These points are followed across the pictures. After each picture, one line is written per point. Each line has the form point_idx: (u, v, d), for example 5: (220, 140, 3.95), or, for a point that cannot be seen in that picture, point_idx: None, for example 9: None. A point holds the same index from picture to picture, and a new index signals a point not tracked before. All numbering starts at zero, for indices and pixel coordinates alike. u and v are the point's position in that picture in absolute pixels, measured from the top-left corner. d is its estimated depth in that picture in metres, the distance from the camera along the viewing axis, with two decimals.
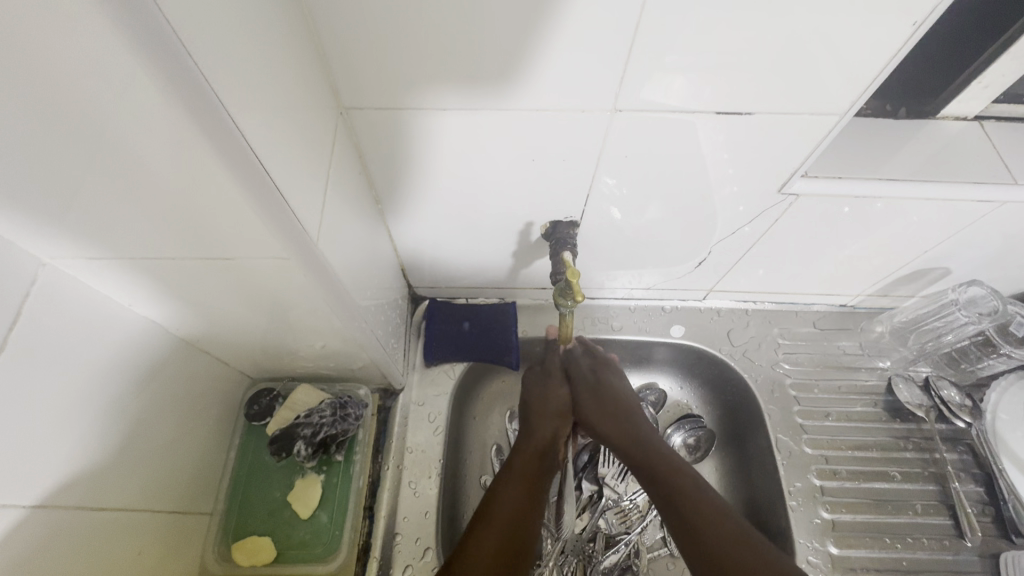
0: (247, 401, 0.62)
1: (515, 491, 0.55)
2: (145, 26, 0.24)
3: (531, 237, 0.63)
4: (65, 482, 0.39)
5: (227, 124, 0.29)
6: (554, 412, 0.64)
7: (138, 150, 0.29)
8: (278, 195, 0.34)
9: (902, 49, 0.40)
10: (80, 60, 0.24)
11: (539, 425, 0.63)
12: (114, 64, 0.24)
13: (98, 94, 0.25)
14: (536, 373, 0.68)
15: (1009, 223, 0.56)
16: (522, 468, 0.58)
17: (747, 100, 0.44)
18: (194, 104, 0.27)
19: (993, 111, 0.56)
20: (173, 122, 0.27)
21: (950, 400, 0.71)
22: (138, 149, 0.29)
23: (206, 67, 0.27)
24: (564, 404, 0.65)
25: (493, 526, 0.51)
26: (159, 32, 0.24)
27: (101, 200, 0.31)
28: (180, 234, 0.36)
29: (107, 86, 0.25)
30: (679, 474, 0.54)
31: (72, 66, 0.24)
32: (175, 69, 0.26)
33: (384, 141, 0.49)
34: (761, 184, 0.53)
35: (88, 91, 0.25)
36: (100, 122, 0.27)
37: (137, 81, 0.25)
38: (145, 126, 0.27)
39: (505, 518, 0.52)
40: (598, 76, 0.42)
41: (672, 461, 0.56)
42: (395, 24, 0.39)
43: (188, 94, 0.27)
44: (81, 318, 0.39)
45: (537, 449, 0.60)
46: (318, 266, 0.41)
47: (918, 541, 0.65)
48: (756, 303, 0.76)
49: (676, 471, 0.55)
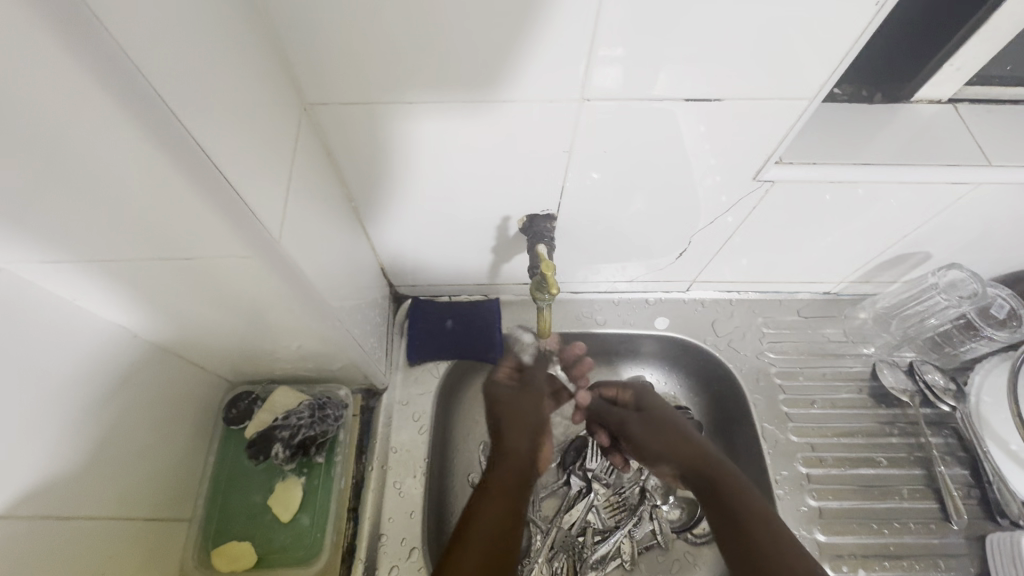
0: (227, 404, 0.61)
1: (501, 508, 0.58)
2: (94, 47, 0.24)
3: (510, 232, 0.62)
4: (31, 493, 0.38)
5: (188, 142, 0.29)
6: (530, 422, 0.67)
7: (88, 156, 0.28)
8: (242, 202, 0.34)
9: (871, 28, 0.39)
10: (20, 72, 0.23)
11: (515, 437, 0.66)
12: (57, 78, 0.24)
13: (46, 108, 0.25)
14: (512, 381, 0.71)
15: (987, 205, 0.56)
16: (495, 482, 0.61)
17: (719, 87, 0.44)
18: (149, 119, 0.27)
19: (968, 93, 0.56)
20: (127, 134, 0.27)
21: (934, 384, 0.71)
22: (88, 155, 0.28)
23: (158, 82, 0.27)
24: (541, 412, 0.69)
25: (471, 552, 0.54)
26: (107, 50, 0.24)
27: (52, 206, 0.30)
28: (139, 236, 0.35)
29: (57, 103, 0.25)
30: (749, 504, 0.58)
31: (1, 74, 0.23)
32: (129, 87, 0.26)
33: (352, 138, 0.49)
34: (736, 170, 0.53)
35: (31, 103, 0.24)
36: (45, 133, 0.26)
37: (88, 97, 0.25)
38: (87, 123, 0.26)
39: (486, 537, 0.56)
40: (568, 68, 0.42)
41: (723, 483, 0.60)
42: (358, 23, 0.38)
43: (148, 115, 0.27)
44: (39, 327, 0.38)
45: (511, 461, 0.64)
46: (284, 266, 0.40)
47: (905, 526, 0.65)
48: (741, 293, 0.76)
49: (727, 499, 0.59)
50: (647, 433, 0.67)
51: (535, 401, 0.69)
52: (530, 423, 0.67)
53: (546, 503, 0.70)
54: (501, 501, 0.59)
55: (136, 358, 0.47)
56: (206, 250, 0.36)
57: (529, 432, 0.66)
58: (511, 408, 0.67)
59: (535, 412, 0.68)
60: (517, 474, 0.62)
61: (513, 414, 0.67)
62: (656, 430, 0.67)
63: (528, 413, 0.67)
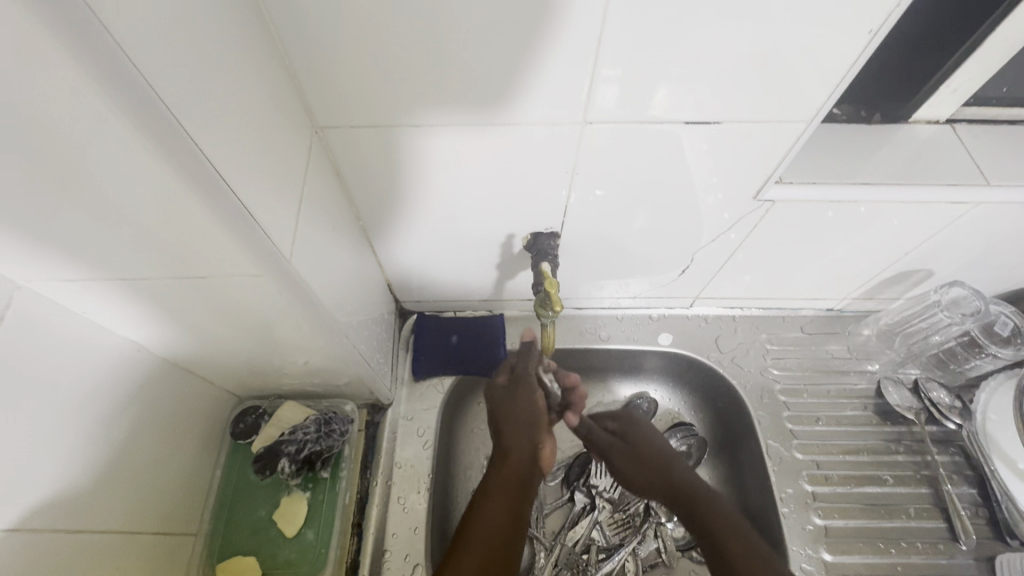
0: (234, 419, 0.62)
1: (498, 510, 0.53)
2: (115, 72, 0.25)
3: (514, 249, 0.63)
4: (43, 506, 0.39)
5: (199, 158, 0.30)
6: (527, 416, 0.62)
7: (106, 178, 0.29)
8: (250, 217, 0.35)
9: (864, 55, 0.40)
10: (42, 98, 0.24)
11: (512, 436, 0.61)
12: (77, 103, 0.25)
13: (68, 133, 0.26)
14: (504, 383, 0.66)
15: (987, 224, 0.57)
16: (495, 487, 0.55)
17: (718, 110, 0.45)
18: (163, 140, 0.28)
19: (964, 114, 0.57)
20: (143, 155, 0.28)
21: (939, 402, 0.71)
22: (106, 177, 0.29)
23: (174, 105, 0.28)
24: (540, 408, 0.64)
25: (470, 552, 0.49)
26: (125, 73, 0.25)
27: (73, 225, 0.32)
28: (154, 255, 0.36)
29: (76, 127, 0.26)
30: (716, 505, 0.56)
31: (25, 99, 0.24)
32: (144, 109, 0.27)
33: (360, 159, 0.50)
34: (738, 189, 0.54)
35: (54, 129, 0.26)
36: (66, 157, 0.27)
37: (106, 121, 0.26)
38: (108, 149, 0.28)
39: (489, 536, 0.51)
40: (571, 92, 0.43)
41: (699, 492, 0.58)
42: (368, 50, 0.40)
43: (163, 136, 0.28)
44: (57, 344, 0.39)
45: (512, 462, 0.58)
46: (293, 282, 0.41)
47: (913, 546, 0.64)
48: (744, 309, 0.76)
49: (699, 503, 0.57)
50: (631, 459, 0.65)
51: (529, 396, 0.64)
52: (527, 422, 0.62)
53: (551, 520, 0.70)
54: (501, 504, 0.54)
55: (148, 373, 0.48)
56: (217, 267, 0.37)
57: (530, 427, 0.62)
58: (510, 406, 0.63)
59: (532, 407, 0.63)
60: (517, 481, 0.57)
61: (512, 412, 0.63)
62: (641, 458, 0.64)
63: (526, 410, 0.63)
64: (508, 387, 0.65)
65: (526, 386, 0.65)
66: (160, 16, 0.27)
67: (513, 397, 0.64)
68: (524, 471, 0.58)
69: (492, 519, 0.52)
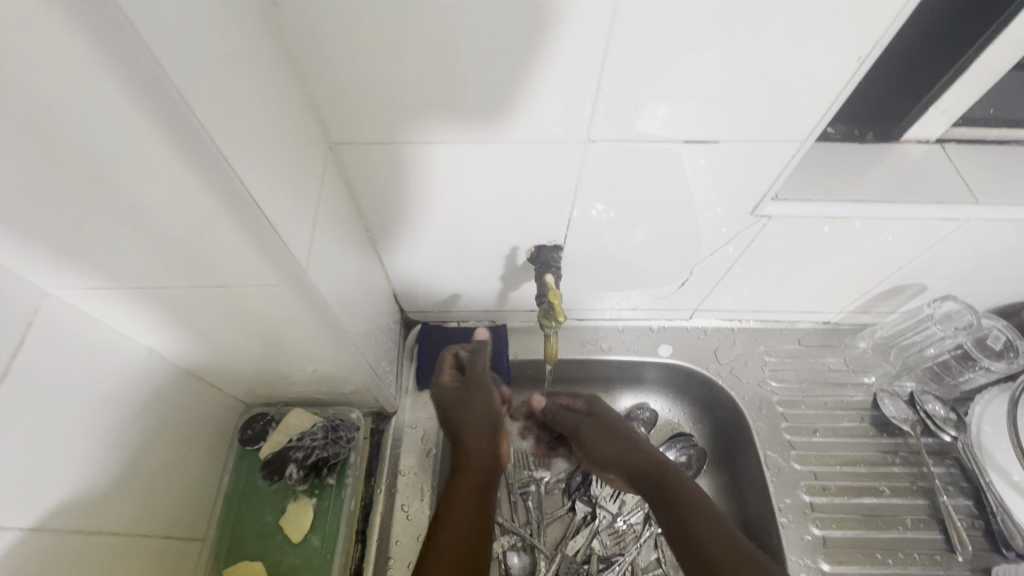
0: (242, 425, 0.63)
1: (468, 504, 0.53)
2: (159, 96, 0.26)
3: (518, 262, 0.65)
4: (62, 507, 0.40)
5: (227, 173, 0.32)
6: (483, 416, 0.63)
7: (144, 194, 0.31)
8: (271, 228, 0.36)
9: (855, 78, 0.42)
10: (95, 118, 0.26)
11: (470, 435, 0.61)
12: (124, 124, 0.27)
13: (112, 152, 0.28)
14: (452, 382, 0.67)
15: (978, 240, 0.58)
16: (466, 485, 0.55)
17: (714, 129, 0.47)
18: (198, 157, 0.30)
19: (953, 134, 0.59)
20: (181, 170, 0.30)
21: (934, 414, 0.72)
22: (144, 193, 0.31)
23: (212, 129, 0.30)
24: (493, 407, 0.64)
25: (446, 539, 0.49)
26: (170, 99, 0.27)
27: (105, 235, 0.33)
28: (175, 264, 0.37)
29: (122, 146, 0.28)
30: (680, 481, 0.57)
31: (80, 118, 0.26)
32: (183, 130, 0.28)
33: (371, 174, 0.52)
34: (736, 205, 0.55)
35: (102, 146, 0.27)
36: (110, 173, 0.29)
37: (149, 140, 0.28)
38: (151, 172, 0.30)
39: (462, 534, 0.50)
40: (573, 111, 0.45)
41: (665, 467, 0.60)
42: (380, 70, 0.42)
43: (198, 155, 0.30)
44: (79, 350, 0.41)
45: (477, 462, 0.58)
46: (307, 291, 0.43)
47: (910, 556, 0.65)
48: (742, 322, 0.78)
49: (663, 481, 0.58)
50: (594, 435, 0.66)
51: (482, 396, 0.64)
52: (485, 427, 0.62)
53: (551, 529, 0.70)
54: (468, 496, 0.54)
55: (164, 379, 0.49)
56: (238, 277, 0.39)
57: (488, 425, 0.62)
58: (460, 405, 0.64)
59: (484, 406, 0.64)
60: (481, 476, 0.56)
61: (462, 410, 0.63)
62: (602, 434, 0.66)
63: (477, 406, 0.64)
64: (456, 385, 0.66)
65: (478, 381, 0.66)
66: (200, 44, 0.29)
67: (463, 395, 0.64)
68: (488, 469, 0.57)
69: (461, 513, 0.52)
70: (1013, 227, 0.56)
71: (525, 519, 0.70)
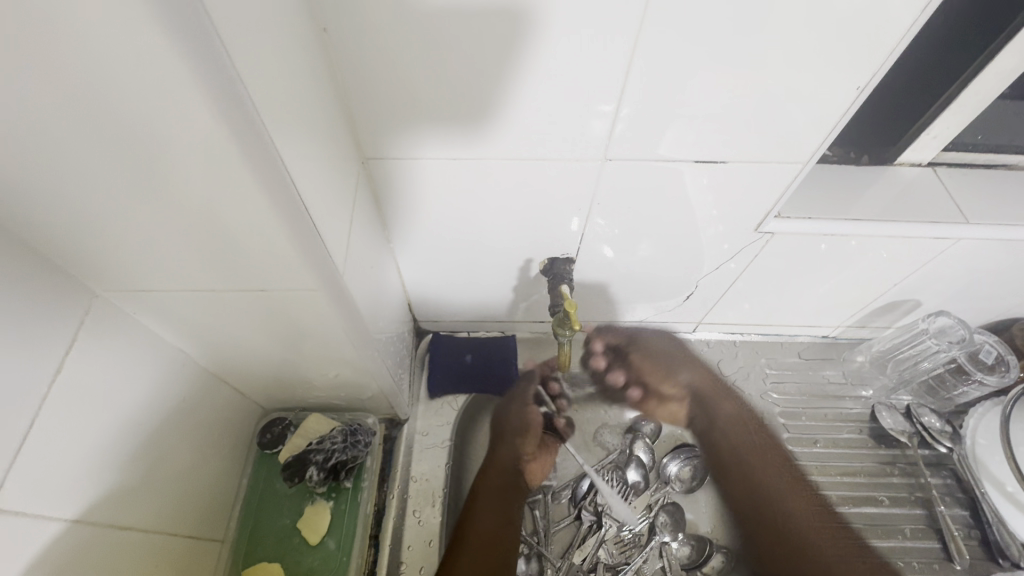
0: (259, 430, 0.65)
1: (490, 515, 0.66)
2: (234, 108, 0.28)
3: (531, 273, 0.67)
4: (97, 500, 0.41)
5: (286, 182, 0.33)
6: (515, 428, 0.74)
7: (206, 201, 0.33)
8: (317, 236, 0.38)
9: (853, 106, 0.46)
10: (176, 127, 0.28)
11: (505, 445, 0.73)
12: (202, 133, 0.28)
13: (186, 158, 0.30)
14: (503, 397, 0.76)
15: (968, 258, 0.61)
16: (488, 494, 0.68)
17: (721, 150, 0.50)
18: (261, 167, 0.31)
19: (944, 158, 0.62)
20: (244, 178, 0.31)
21: (930, 426, 0.74)
22: (207, 200, 0.33)
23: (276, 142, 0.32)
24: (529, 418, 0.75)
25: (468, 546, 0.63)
26: (245, 111, 0.29)
27: (163, 238, 0.35)
28: (222, 269, 0.39)
29: (195, 152, 0.29)
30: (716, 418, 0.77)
31: (162, 127, 0.28)
32: (252, 139, 0.30)
33: (397, 188, 0.55)
34: (739, 223, 0.58)
35: (177, 152, 0.29)
36: (179, 179, 0.31)
37: (220, 147, 0.29)
38: (220, 180, 0.31)
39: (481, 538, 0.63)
40: (589, 132, 0.48)
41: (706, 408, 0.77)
42: (415, 90, 0.45)
43: (263, 165, 0.31)
44: (122, 347, 0.43)
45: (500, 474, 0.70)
46: (340, 298, 0.45)
47: (909, 565, 0.67)
48: (745, 335, 0.80)
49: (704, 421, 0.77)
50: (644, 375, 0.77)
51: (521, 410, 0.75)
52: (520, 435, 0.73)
53: (557, 537, 0.69)
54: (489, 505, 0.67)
55: (193, 379, 0.51)
56: (281, 281, 0.40)
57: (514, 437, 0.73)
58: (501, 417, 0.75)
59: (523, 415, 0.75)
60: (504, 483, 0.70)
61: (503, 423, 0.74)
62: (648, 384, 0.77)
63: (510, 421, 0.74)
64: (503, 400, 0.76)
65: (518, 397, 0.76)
66: (269, 65, 0.31)
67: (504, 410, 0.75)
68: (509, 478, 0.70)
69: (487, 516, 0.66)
70: (1001, 245, 0.59)
71: (531, 527, 0.68)
